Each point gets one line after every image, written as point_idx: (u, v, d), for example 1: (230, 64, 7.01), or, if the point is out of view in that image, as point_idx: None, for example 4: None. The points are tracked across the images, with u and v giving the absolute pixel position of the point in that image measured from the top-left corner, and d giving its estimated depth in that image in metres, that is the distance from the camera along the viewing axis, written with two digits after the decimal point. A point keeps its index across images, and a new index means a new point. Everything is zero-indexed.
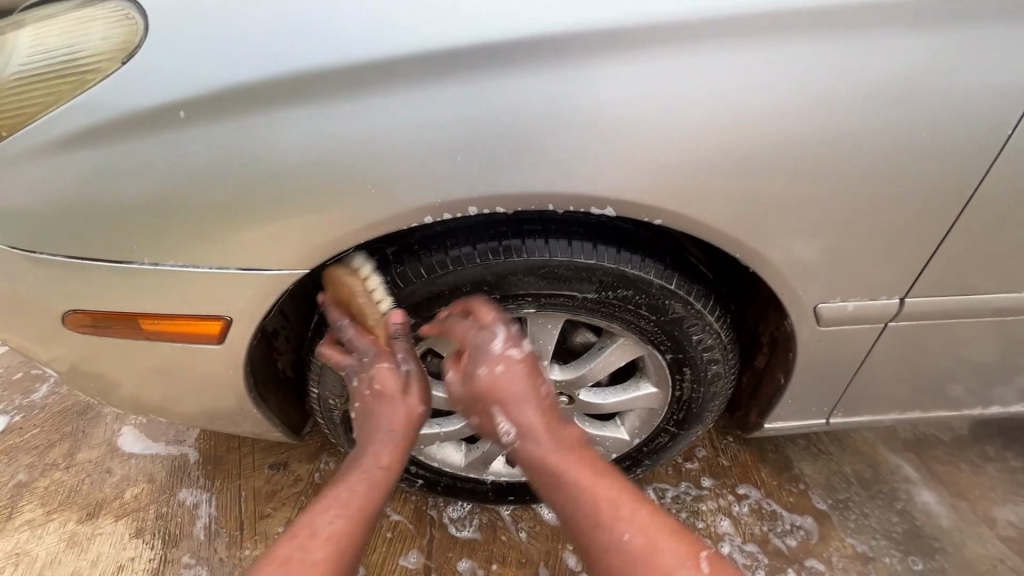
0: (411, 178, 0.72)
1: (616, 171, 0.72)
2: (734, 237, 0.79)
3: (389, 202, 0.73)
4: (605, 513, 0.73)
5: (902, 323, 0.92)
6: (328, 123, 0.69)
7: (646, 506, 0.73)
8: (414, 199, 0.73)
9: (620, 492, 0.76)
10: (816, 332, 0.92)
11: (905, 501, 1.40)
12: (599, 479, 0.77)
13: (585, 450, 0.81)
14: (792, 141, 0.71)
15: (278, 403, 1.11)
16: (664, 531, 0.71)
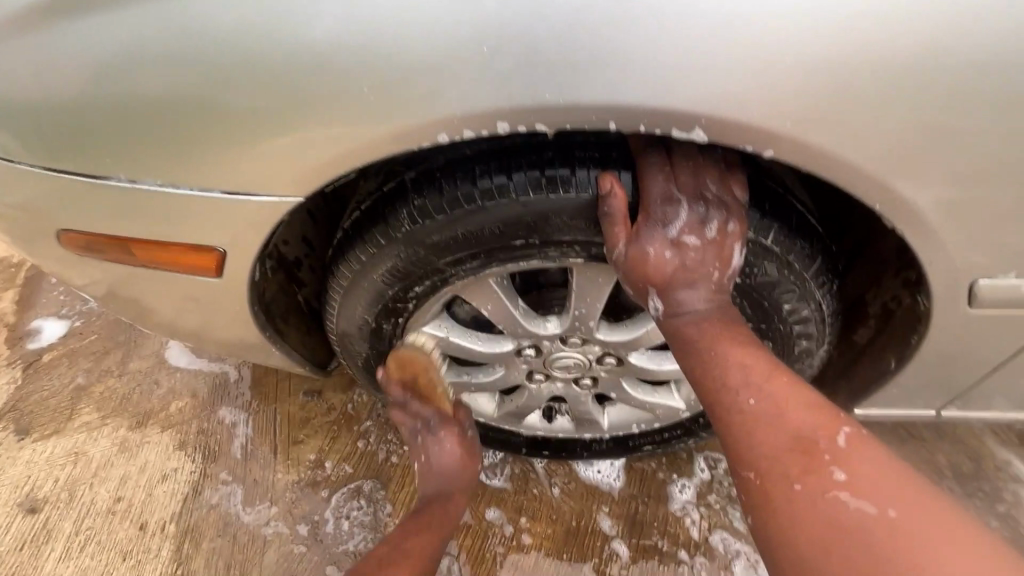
0: (426, 78, 0.54)
1: (714, 75, 0.50)
2: (879, 180, 0.55)
3: (400, 115, 0.56)
4: (781, 492, 0.54)
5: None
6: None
7: (823, 482, 0.52)
8: (428, 109, 0.55)
9: (783, 458, 0.55)
10: (960, 314, 0.69)
11: (1011, 504, 1.18)
12: (753, 439, 0.58)
13: (728, 400, 0.61)
14: (984, 35, 0.48)
15: (299, 337, 1.04)
16: (859, 527, 0.49)
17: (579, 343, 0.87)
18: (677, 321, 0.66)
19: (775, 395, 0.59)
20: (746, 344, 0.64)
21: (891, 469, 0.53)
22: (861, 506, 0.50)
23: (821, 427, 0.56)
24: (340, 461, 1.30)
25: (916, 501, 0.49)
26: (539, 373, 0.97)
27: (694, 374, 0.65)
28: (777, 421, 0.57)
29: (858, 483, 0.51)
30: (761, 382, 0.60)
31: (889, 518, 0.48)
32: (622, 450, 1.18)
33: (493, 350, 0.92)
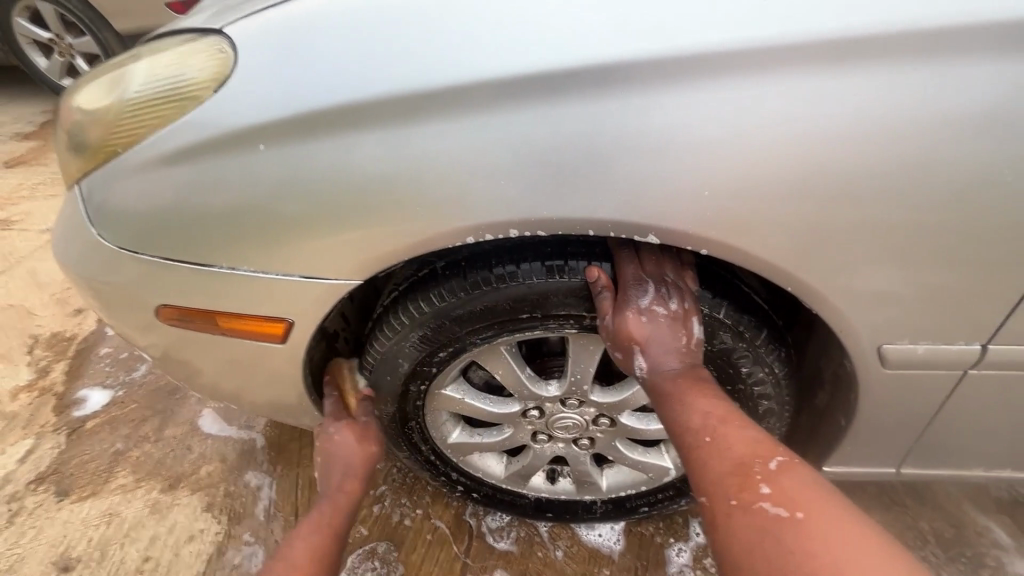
0: (461, 198, 0.75)
1: (664, 197, 0.72)
2: (787, 271, 0.76)
3: (438, 222, 0.77)
4: (726, 509, 0.67)
5: (989, 372, 0.84)
6: (388, 143, 0.74)
7: (754, 496, 0.66)
8: (462, 219, 0.76)
9: (725, 482, 0.69)
10: (881, 375, 0.85)
11: (994, 570, 1.24)
12: (708, 467, 0.72)
13: (690, 438, 0.75)
14: (850, 171, 0.69)
15: None
16: (778, 527, 0.62)
17: (577, 404, 1.02)
18: (656, 377, 0.82)
19: (725, 433, 0.74)
20: (708, 394, 0.79)
21: (814, 487, 0.66)
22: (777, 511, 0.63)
23: (759, 455, 0.70)
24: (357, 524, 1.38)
25: (824, 509, 0.62)
26: (542, 433, 1.11)
27: (666, 419, 0.79)
28: (724, 453, 0.72)
29: (780, 495, 0.65)
30: (713, 422, 0.75)
31: (797, 518, 0.62)
32: (620, 512, 1.26)
33: (502, 411, 1.06)
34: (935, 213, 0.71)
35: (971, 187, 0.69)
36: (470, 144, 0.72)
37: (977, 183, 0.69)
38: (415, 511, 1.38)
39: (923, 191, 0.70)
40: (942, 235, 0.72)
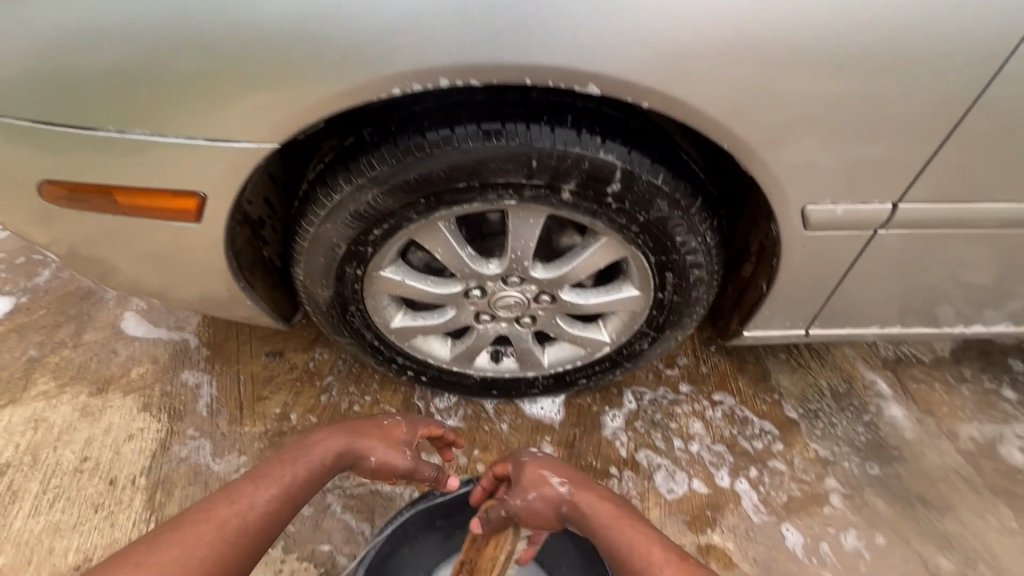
0: (383, 40, 0.68)
1: (604, 40, 0.68)
2: (723, 126, 0.76)
3: (361, 71, 0.70)
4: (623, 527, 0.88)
5: (895, 231, 0.91)
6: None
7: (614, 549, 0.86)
8: (386, 66, 0.70)
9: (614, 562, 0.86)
10: (802, 237, 0.91)
11: (874, 414, 1.45)
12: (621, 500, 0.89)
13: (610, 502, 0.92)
14: (788, 20, 0.68)
15: (266, 291, 1.13)
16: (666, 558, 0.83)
17: (519, 282, 1.03)
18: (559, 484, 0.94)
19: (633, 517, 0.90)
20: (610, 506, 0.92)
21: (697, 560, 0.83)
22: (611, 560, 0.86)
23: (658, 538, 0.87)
24: (305, 413, 1.40)
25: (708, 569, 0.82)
26: (485, 313, 1.12)
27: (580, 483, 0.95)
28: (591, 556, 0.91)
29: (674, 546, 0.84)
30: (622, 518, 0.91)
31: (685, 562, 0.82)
32: (561, 385, 1.34)
33: (444, 292, 1.06)
34: (864, 67, 0.72)
35: (897, 39, 0.70)
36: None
37: (901, 37, 0.70)
38: (364, 398, 1.42)
39: (853, 43, 0.70)
40: (869, 90, 0.74)
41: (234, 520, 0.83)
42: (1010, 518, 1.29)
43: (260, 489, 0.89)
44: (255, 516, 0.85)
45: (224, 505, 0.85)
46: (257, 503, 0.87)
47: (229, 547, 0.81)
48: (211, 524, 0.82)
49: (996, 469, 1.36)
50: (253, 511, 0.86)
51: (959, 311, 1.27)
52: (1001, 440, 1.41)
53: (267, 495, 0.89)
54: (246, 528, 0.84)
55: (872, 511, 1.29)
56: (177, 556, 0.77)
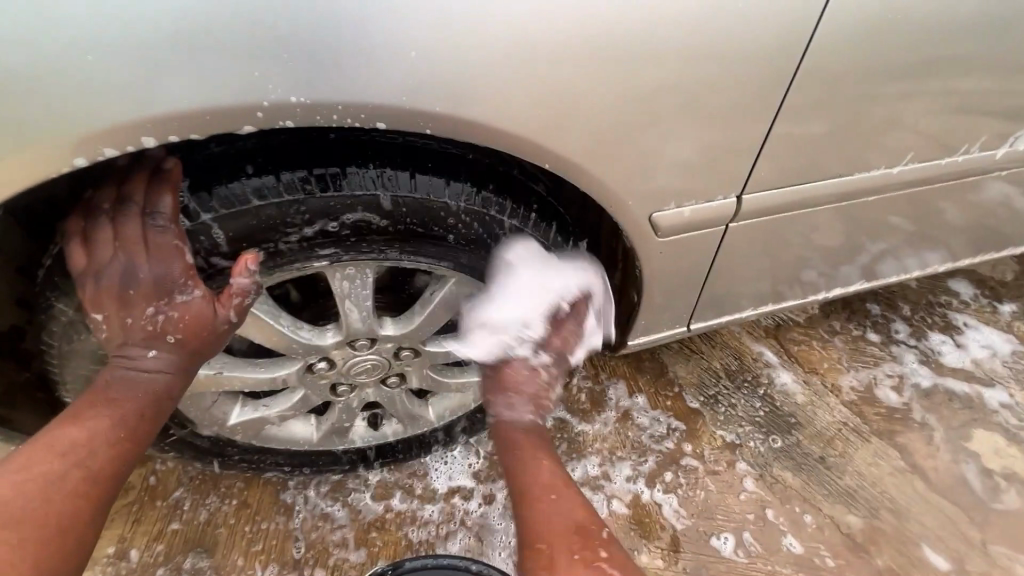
0: (57, 105, 0.52)
1: (379, 71, 0.58)
2: (541, 142, 0.68)
3: (29, 141, 0.54)
4: (530, 508, 0.80)
5: (745, 221, 0.95)
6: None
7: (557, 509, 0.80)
8: (65, 133, 0.54)
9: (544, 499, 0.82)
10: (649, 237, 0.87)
11: (767, 386, 1.47)
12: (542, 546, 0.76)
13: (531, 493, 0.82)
14: (589, 23, 0.61)
15: (36, 417, 0.86)
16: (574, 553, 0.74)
17: (369, 344, 0.88)
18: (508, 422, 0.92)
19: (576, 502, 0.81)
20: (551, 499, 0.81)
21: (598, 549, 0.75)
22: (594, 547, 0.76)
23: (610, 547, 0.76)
24: (149, 544, 1.13)
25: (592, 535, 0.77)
26: (342, 384, 0.96)
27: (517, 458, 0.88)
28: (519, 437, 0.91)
29: (570, 505, 0.80)
30: (554, 493, 0.82)
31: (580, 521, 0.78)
32: (454, 437, 1.17)
33: (280, 374, 0.89)
34: (668, 61, 0.68)
35: (697, 25, 0.66)
36: (36, 5, 0.48)
37: (700, 23, 0.66)
38: (226, 503, 1.18)
39: (660, 34, 0.65)
40: (686, 83, 0.71)
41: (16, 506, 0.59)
42: (897, 458, 1.36)
43: (14, 473, 0.61)
44: (59, 506, 0.61)
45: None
46: (24, 488, 0.60)
47: (22, 529, 0.58)
48: None
49: (877, 413, 1.44)
50: (54, 511, 0.61)
51: (822, 273, 1.29)
52: (876, 384, 1.50)
53: (74, 463, 0.64)
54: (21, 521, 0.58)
55: (783, 486, 1.29)
56: None
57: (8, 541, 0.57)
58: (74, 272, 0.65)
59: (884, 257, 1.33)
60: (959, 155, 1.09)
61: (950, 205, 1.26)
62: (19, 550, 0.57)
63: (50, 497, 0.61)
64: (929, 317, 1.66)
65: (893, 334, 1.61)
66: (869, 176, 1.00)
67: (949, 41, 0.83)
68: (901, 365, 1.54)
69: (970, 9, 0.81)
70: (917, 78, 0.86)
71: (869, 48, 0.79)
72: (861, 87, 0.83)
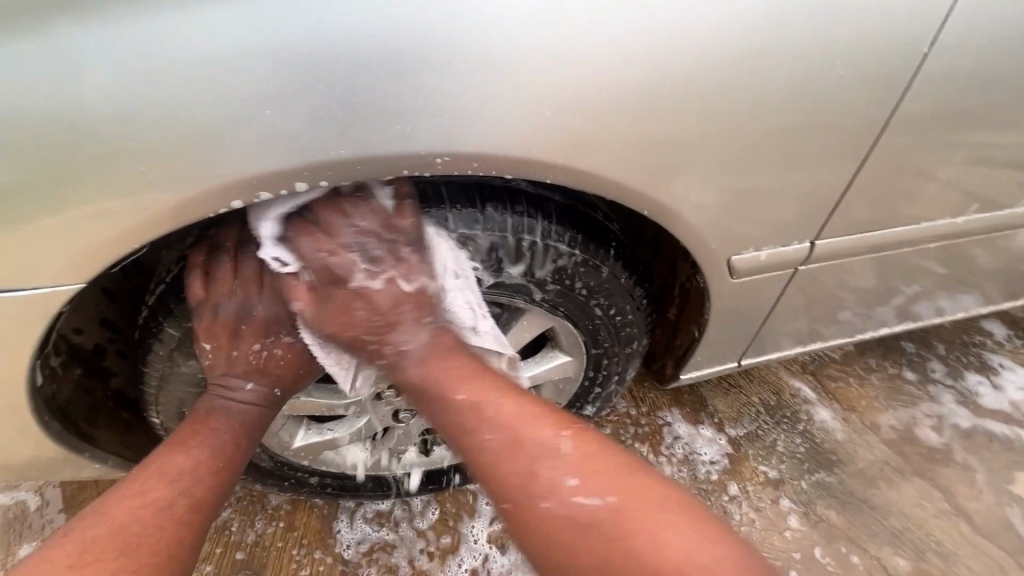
0: (206, 154, 0.57)
1: (496, 123, 0.62)
2: (626, 187, 0.72)
3: (175, 186, 0.58)
4: (478, 444, 0.71)
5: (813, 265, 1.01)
6: (67, 63, 0.52)
7: (546, 499, 0.66)
8: (212, 180, 0.58)
9: (530, 488, 0.66)
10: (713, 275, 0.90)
11: (806, 422, 1.47)
12: (492, 470, 0.69)
13: (471, 439, 0.71)
14: (682, 81, 0.66)
15: (114, 437, 0.88)
16: (578, 521, 0.63)
17: None
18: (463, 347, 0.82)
19: (503, 418, 0.72)
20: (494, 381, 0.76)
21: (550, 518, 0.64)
22: (591, 505, 0.64)
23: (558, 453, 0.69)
24: (198, 564, 1.13)
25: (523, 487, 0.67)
26: (404, 411, 0.97)
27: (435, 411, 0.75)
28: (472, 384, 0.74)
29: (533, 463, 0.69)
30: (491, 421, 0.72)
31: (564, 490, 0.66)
32: None
33: (351, 400, 0.91)
34: (751, 113, 0.72)
35: (779, 81, 0.71)
36: (200, 67, 0.54)
37: (781, 79, 0.71)
38: (273, 525, 1.19)
39: (745, 86, 0.70)
40: (763, 133, 0.75)
41: (134, 524, 0.63)
42: (942, 499, 1.35)
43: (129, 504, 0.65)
44: (170, 530, 0.65)
45: (121, 502, 0.65)
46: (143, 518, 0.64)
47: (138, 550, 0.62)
48: (114, 525, 0.63)
49: (918, 453, 1.43)
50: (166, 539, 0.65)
51: (866, 312, 1.31)
52: (915, 423, 1.50)
53: (183, 489, 0.69)
54: (141, 537, 0.63)
55: (827, 525, 1.29)
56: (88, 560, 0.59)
57: (129, 564, 0.60)
58: (193, 303, 0.70)
59: (927, 297, 1.35)
60: (998, 208, 1.14)
61: (993, 248, 1.28)
62: (146, 570, 0.61)
63: (165, 518, 0.65)
64: (965, 357, 1.67)
65: (929, 373, 1.62)
66: (912, 230, 1.06)
67: (1007, 98, 0.87)
68: (939, 405, 1.54)
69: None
70: (975, 131, 0.90)
71: (930, 104, 0.83)
72: (920, 139, 0.87)
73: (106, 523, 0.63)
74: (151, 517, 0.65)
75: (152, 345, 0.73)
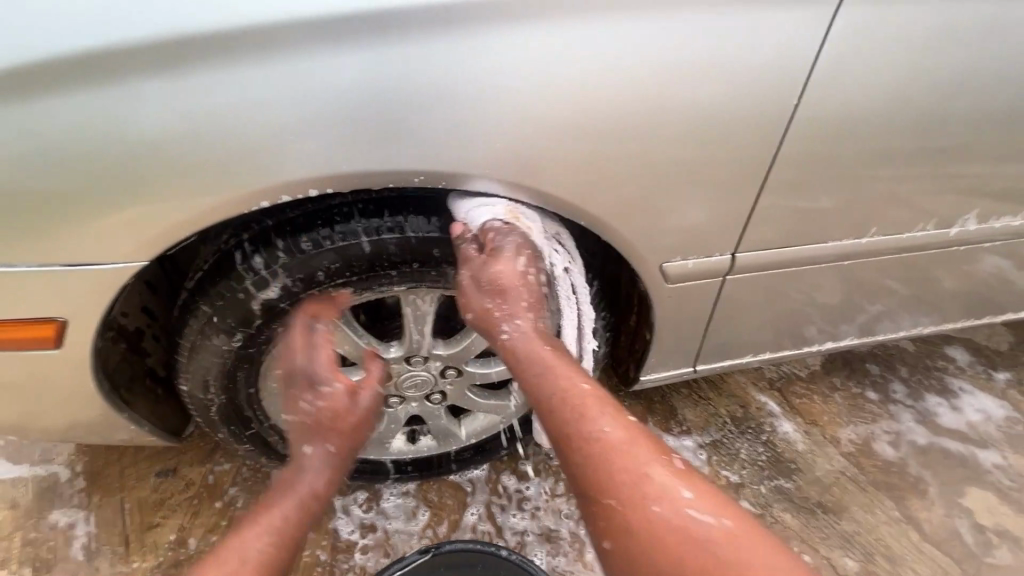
0: (246, 165, 0.74)
1: (470, 148, 0.79)
2: (580, 204, 0.88)
3: (222, 188, 0.75)
4: (591, 436, 0.81)
5: (742, 274, 1.12)
6: (144, 92, 0.68)
7: (657, 503, 0.75)
8: (249, 184, 0.75)
9: (642, 487, 0.76)
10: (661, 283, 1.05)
11: (770, 432, 1.58)
12: (610, 467, 0.78)
13: (588, 431, 0.82)
14: (625, 118, 0.82)
15: (146, 406, 1.05)
16: (702, 534, 0.72)
17: (423, 361, 1.06)
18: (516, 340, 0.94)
19: (624, 428, 0.82)
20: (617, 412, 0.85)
21: (673, 520, 0.73)
22: (704, 521, 0.73)
23: (667, 474, 0.78)
24: (206, 534, 1.27)
25: (649, 475, 0.77)
26: (394, 396, 1.12)
27: (540, 393, 0.88)
28: (567, 391, 0.86)
29: (698, 498, 0.75)
30: (610, 422, 0.83)
31: (687, 496, 0.75)
32: (482, 455, 1.31)
33: (348, 381, 1.07)
34: (686, 145, 0.88)
35: (709, 120, 0.86)
36: (245, 100, 0.70)
37: (712, 118, 0.86)
38: None
39: (679, 125, 0.85)
40: (697, 164, 0.90)
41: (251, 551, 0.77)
42: (893, 508, 1.45)
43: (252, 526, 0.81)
44: (286, 543, 0.82)
45: (230, 546, 0.78)
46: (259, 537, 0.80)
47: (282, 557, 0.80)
48: (239, 546, 0.78)
49: (874, 465, 1.53)
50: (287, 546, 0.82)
51: (820, 329, 1.43)
52: (873, 438, 1.60)
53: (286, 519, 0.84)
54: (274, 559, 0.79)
55: (782, 526, 1.39)
56: (224, 568, 0.74)
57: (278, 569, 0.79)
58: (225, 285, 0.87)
59: (879, 318, 1.47)
60: (948, 227, 1.24)
61: (937, 275, 1.41)
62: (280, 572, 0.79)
63: (279, 531, 0.82)
64: (927, 380, 1.77)
65: (890, 394, 1.72)
66: (867, 240, 1.16)
67: (922, 140, 1.01)
68: (897, 423, 1.65)
69: (941, 112, 0.98)
70: (894, 167, 1.04)
71: (849, 147, 0.97)
72: (845, 173, 1.01)
73: (254, 543, 0.79)
74: (277, 539, 0.81)
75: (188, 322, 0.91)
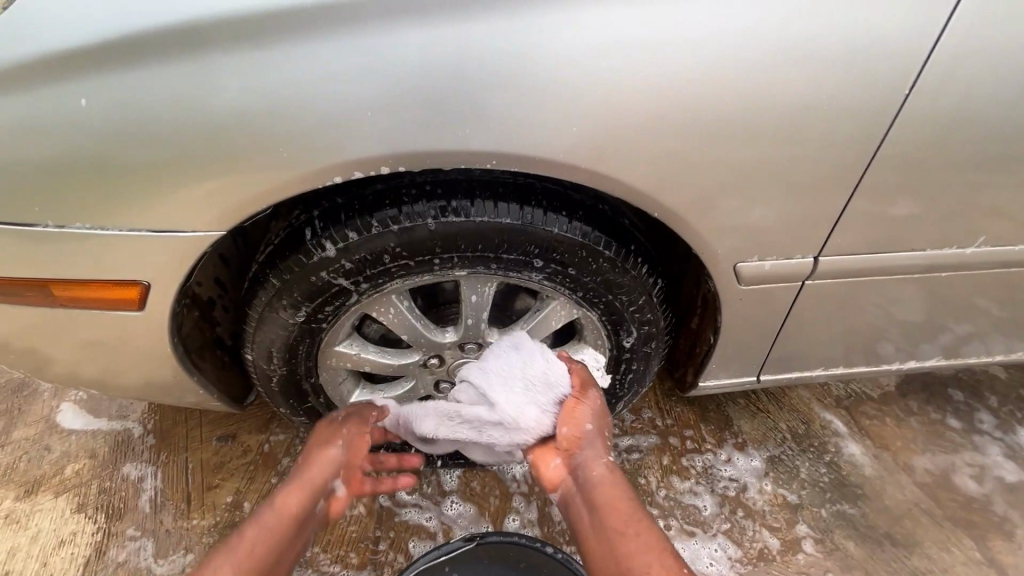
0: (321, 141, 0.75)
1: (542, 133, 0.76)
2: (652, 195, 0.84)
3: (297, 163, 0.76)
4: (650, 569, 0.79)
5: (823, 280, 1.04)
6: (234, 67, 0.71)
7: None
8: (323, 159, 0.76)
9: None
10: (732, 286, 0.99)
11: (834, 454, 1.48)
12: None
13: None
14: (708, 106, 0.77)
15: (212, 371, 1.09)
16: None
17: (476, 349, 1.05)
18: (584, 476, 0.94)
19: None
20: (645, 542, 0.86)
21: None
22: None
23: None
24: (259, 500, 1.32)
25: None
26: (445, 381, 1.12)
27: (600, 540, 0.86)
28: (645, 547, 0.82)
29: None
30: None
31: None
32: None
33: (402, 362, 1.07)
34: (771, 139, 0.82)
35: (800, 111, 0.79)
36: (326, 75, 0.71)
37: (803, 108, 0.79)
38: None
39: (766, 117, 0.79)
40: (783, 159, 0.84)
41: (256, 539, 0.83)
42: (972, 548, 1.32)
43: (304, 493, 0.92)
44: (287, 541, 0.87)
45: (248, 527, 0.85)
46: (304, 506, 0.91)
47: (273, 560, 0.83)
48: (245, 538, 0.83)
49: (953, 500, 1.40)
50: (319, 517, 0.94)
51: (902, 347, 1.31)
52: (953, 470, 1.46)
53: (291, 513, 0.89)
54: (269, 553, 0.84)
55: (843, 554, 1.30)
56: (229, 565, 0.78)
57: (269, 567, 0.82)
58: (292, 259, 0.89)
59: (971, 340, 1.34)
60: None
61: None
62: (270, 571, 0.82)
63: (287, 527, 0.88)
64: (1019, 412, 1.60)
65: (976, 424, 1.57)
66: (971, 252, 1.06)
67: None
68: (982, 456, 1.50)
69: None
70: (1009, 172, 0.93)
71: (958, 147, 0.87)
72: (949, 175, 0.92)
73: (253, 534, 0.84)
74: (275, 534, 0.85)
75: (257, 292, 0.94)
